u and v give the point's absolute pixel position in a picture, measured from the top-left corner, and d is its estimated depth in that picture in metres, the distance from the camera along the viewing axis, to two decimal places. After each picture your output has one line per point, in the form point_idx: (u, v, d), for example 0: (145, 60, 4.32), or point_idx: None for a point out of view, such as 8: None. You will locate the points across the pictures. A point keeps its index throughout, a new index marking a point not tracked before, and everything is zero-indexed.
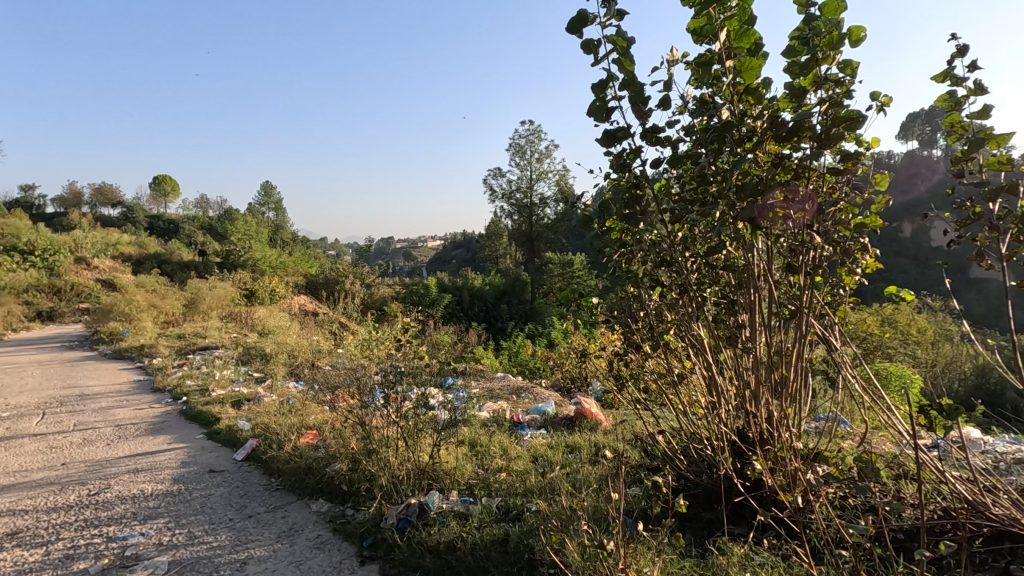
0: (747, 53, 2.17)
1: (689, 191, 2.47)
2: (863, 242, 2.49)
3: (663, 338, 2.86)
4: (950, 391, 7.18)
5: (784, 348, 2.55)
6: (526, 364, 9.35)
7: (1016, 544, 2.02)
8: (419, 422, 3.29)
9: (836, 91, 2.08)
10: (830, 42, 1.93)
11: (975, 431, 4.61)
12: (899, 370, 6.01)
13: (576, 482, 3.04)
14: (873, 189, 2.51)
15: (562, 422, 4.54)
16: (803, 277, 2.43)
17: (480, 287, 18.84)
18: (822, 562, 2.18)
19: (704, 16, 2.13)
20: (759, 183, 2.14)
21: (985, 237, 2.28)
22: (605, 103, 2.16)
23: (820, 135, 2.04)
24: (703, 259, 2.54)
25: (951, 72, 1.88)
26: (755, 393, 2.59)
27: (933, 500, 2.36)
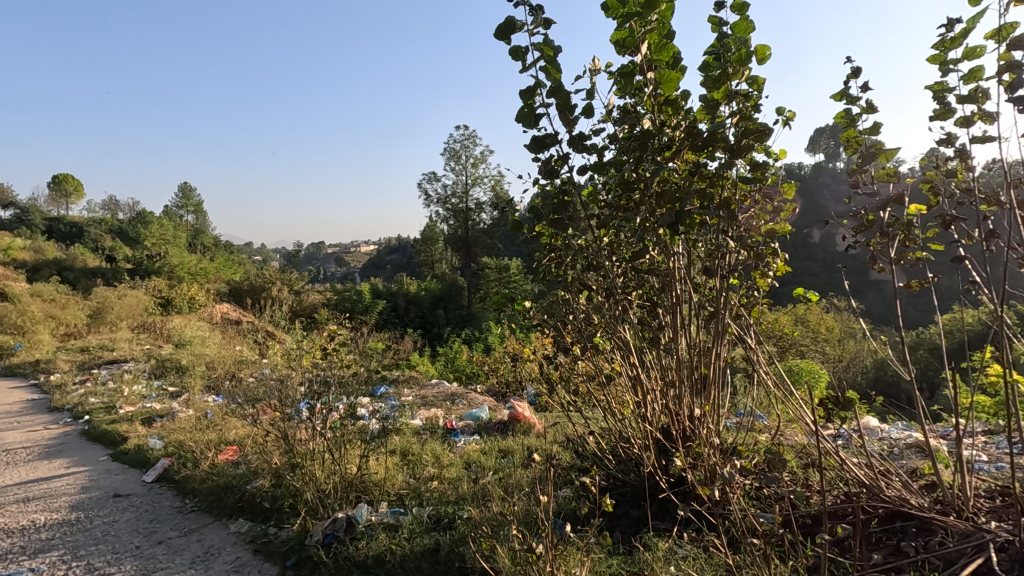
0: (666, 66, 2.27)
1: (615, 198, 2.54)
2: (774, 246, 2.66)
3: (592, 340, 2.92)
4: (853, 384, 7.80)
5: (704, 349, 2.67)
6: (462, 369, 9.30)
7: (907, 522, 2.20)
8: (347, 433, 3.18)
9: (746, 105, 2.22)
10: (739, 58, 2.07)
11: (874, 421, 5.02)
12: (809, 366, 6.48)
13: (508, 487, 3.04)
14: (782, 197, 2.69)
15: (495, 427, 4.54)
16: (720, 279, 2.55)
17: (416, 292, 18.56)
18: (738, 551, 2.29)
19: (626, 28, 2.20)
20: (678, 190, 2.24)
21: (878, 243, 2.50)
22: (532, 109, 2.19)
23: (732, 145, 2.17)
24: (629, 263, 2.61)
25: (845, 91, 2.06)
26: (677, 392, 2.69)
27: (836, 487, 2.54)
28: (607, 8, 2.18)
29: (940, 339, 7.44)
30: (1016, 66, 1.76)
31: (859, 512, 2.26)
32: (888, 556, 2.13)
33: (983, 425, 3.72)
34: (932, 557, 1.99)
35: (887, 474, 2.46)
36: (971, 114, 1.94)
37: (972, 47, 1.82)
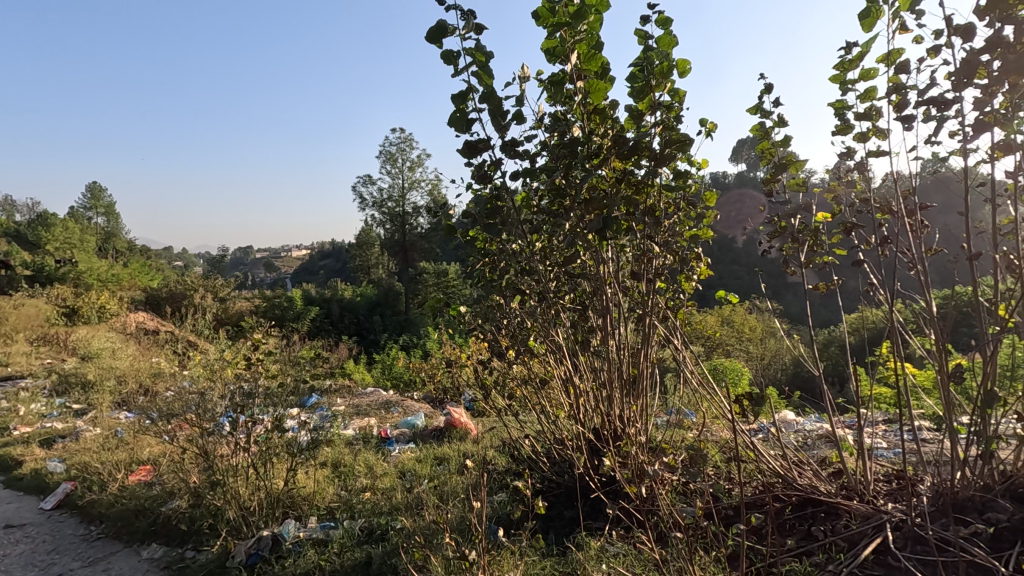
0: (595, 76, 2.33)
1: (547, 204, 2.58)
2: (698, 250, 2.78)
3: (526, 344, 2.94)
4: (773, 381, 8.31)
5: (634, 350, 2.76)
6: (399, 376, 9.13)
7: (817, 508, 2.36)
8: (273, 446, 3.03)
9: (669, 116, 2.33)
10: (662, 71, 2.16)
11: (790, 414, 5.36)
12: (732, 364, 6.83)
13: (443, 494, 3.01)
14: (705, 204, 2.82)
15: (431, 434, 4.48)
16: (647, 283, 2.65)
17: (351, 298, 18.05)
18: (665, 545, 2.38)
19: (556, 37, 2.25)
20: (606, 196, 2.31)
21: (790, 248, 2.68)
22: (465, 114, 2.19)
23: (657, 154, 2.26)
24: (561, 268, 2.66)
25: (759, 106, 2.20)
26: (609, 393, 2.76)
27: (754, 478, 2.69)
28: (537, 16, 2.21)
29: (847, 336, 8.06)
30: (902, 88, 1.94)
31: (775, 500, 2.40)
32: (800, 541, 2.28)
33: (882, 414, 4.05)
34: (838, 539, 2.15)
35: (800, 464, 2.63)
36: (867, 130, 2.12)
37: (867, 69, 1.98)
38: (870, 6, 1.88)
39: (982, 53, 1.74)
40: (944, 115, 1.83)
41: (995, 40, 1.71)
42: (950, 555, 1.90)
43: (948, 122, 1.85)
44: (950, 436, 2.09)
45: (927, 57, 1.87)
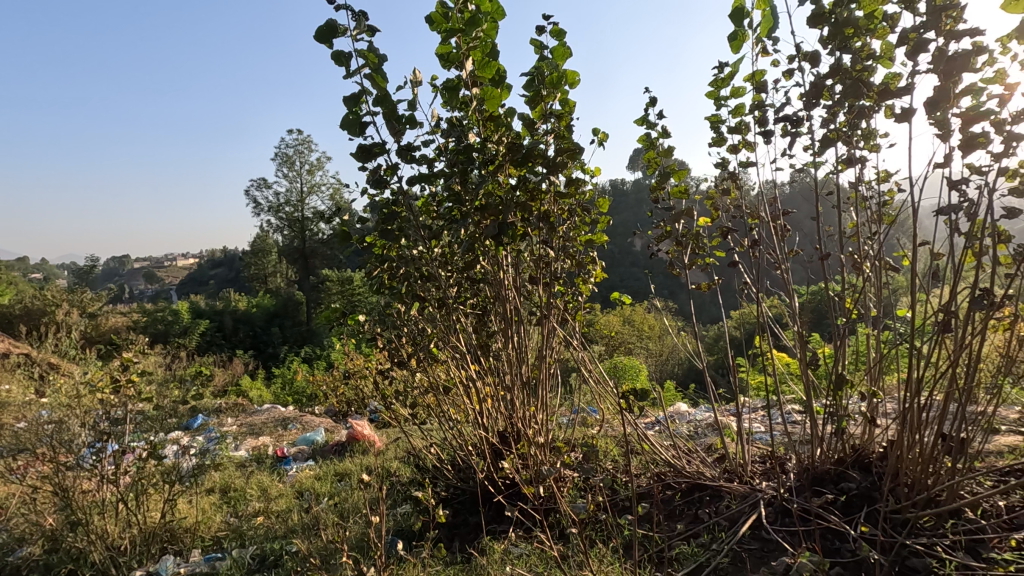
0: (490, 83, 2.35)
1: (446, 209, 2.56)
2: (592, 254, 2.89)
3: (428, 351, 2.90)
4: (669, 375, 8.83)
5: (535, 352, 2.82)
6: (300, 390, 8.64)
7: (702, 492, 2.54)
8: (148, 477, 2.75)
9: (561, 125, 2.41)
10: (553, 82, 2.23)
11: (683, 406, 5.74)
12: (632, 361, 7.19)
13: (343, 511, 2.89)
14: (598, 210, 2.95)
15: (332, 449, 4.29)
16: (544, 287, 2.72)
17: (246, 309, 16.86)
18: (566, 541, 2.45)
19: (450, 43, 2.25)
20: (501, 202, 2.34)
21: (674, 251, 2.86)
22: (358, 117, 2.12)
23: (550, 161, 2.32)
24: (461, 273, 2.65)
25: (646, 118, 2.39)
26: (511, 396, 2.80)
27: (648, 469, 2.84)
28: (431, 21, 2.20)
29: (732, 332, 8.77)
30: (763, 105, 2.15)
31: (665, 488, 2.56)
32: (688, 524, 2.44)
33: (759, 401, 4.46)
34: (720, 519, 2.32)
35: (689, 452, 2.82)
36: (737, 143, 2.33)
37: (735, 87, 2.18)
38: (736, 30, 2.06)
39: (826, 77, 1.97)
40: (797, 131, 2.05)
41: (835, 67, 1.95)
42: (811, 524, 2.12)
43: (800, 138, 2.07)
44: (810, 417, 2.34)
45: (783, 78, 2.09)
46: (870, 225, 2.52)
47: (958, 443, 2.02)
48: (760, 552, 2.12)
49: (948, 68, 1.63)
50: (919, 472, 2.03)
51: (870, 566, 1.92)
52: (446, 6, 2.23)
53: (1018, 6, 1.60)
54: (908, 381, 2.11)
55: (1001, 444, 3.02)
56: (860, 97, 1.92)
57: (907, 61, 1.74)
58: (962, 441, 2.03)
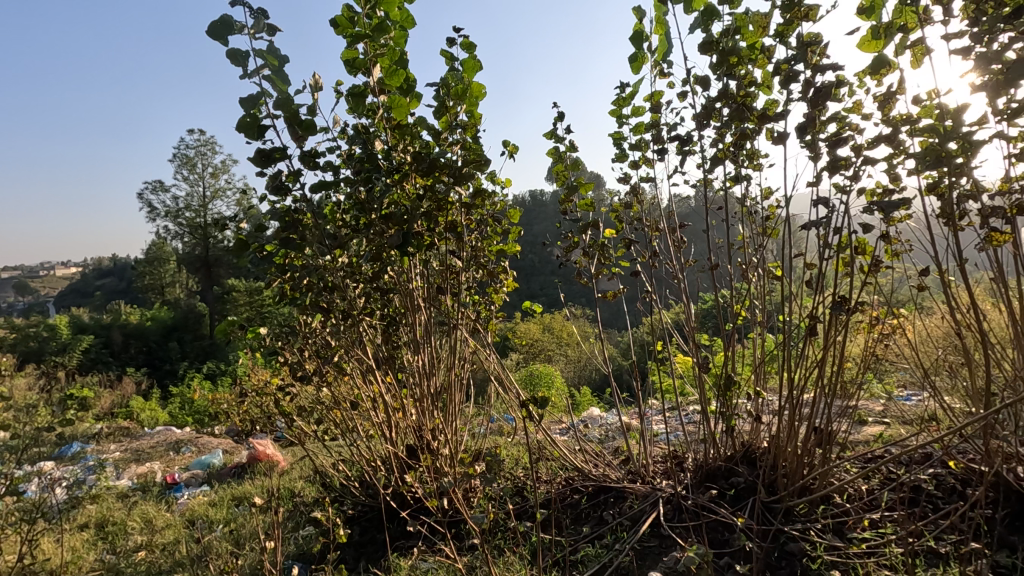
0: (398, 91, 2.31)
1: (351, 218, 2.49)
2: (503, 264, 2.93)
3: (332, 364, 2.79)
4: (585, 381, 9.08)
5: (445, 363, 2.80)
6: (199, 410, 8.01)
7: (606, 494, 2.63)
8: (5, 516, 2.42)
9: (469, 137, 2.42)
10: (459, 93, 2.24)
11: (597, 411, 5.92)
12: (549, 367, 7.32)
13: (239, 539, 2.71)
14: (510, 221, 2.99)
15: (230, 472, 4.02)
16: (453, 298, 2.71)
17: (138, 323, 15.44)
18: (474, 553, 2.44)
19: (357, 49, 2.19)
20: (406, 211, 2.30)
21: (582, 260, 2.96)
22: (257, 120, 2.01)
23: (456, 173, 2.32)
24: (368, 284, 2.58)
25: (554, 132, 2.47)
26: (421, 409, 2.76)
27: (558, 475, 2.91)
28: (337, 25, 2.13)
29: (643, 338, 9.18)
30: (660, 124, 2.28)
31: (572, 493, 2.60)
32: (593, 526, 2.50)
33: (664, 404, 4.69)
34: (623, 519, 2.40)
35: (596, 455, 2.91)
36: (638, 159, 2.45)
37: (636, 106, 2.30)
38: (636, 52, 2.18)
39: (716, 101, 2.12)
40: (689, 149, 2.19)
41: (723, 91, 2.10)
42: (703, 519, 2.26)
43: (692, 156, 2.21)
44: (704, 418, 2.49)
45: (678, 100, 2.22)
46: (755, 238, 2.73)
47: (827, 434, 2.24)
48: (657, 549, 2.22)
49: (815, 98, 1.81)
50: (796, 463, 2.22)
51: (752, 554, 2.07)
52: (353, 10, 2.17)
53: (871, 45, 1.81)
54: (787, 381, 2.30)
55: (866, 434, 3.38)
56: (743, 120, 2.08)
57: (782, 90, 1.91)
58: (831, 433, 2.25)
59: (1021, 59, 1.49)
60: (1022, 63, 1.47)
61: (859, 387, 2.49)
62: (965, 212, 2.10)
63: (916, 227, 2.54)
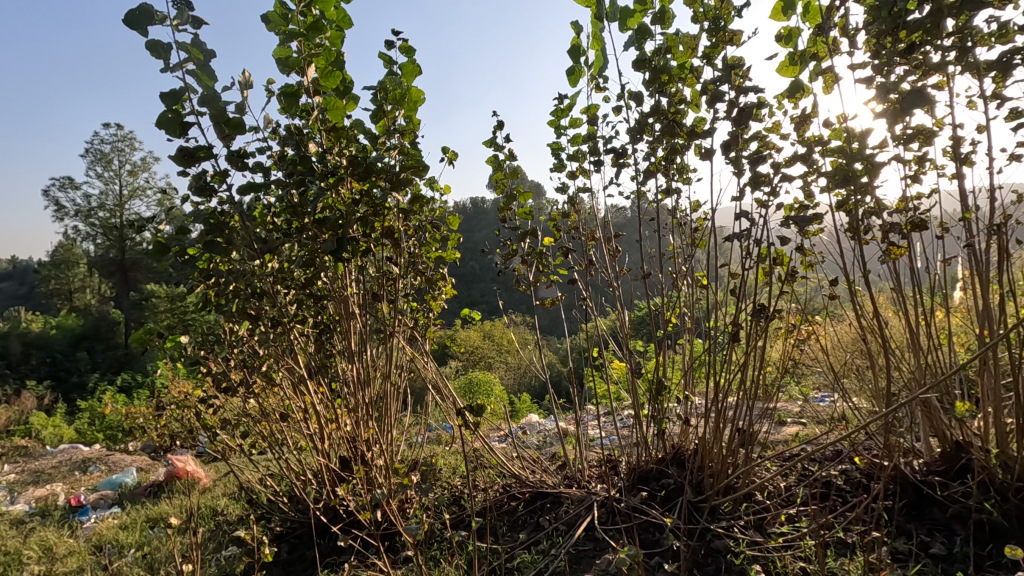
0: (334, 93, 2.25)
1: (283, 221, 2.39)
2: (442, 271, 2.90)
3: (260, 374, 2.66)
4: (524, 388, 9.14)
5: (381, 372, 2.74)
6: (110, 426, 7.42)
7: (542, 500, 2.65)
8: None
9: (407, 142, 2.39)
10: (397, 98, 2.21)
11: (535, 417, 5.97)
12: (488, 375, 7.32)
13: (152, 564, 2.52)
14: (448, 228, 2.97)
15: (145, 491, 3.75)
16: (389, 305, 2.66)
17: (40, 332, 14.12)
18: (409, 565, 2.39)
19: (290, 47, 2.12)
20: (341, 216, 2.24)
21: (520, 268, 2.99)
22: (179, 116, 1.89)
23: (393, 178, 2.28)
24: (300, 290, 2.49)
25: (494, 140, 2.48)
26: (355, 419, 2.68)
27: (495, 482, 2.90)
28: (269, 22, 2.05)
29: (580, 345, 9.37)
30: (596, 137, 2.34)
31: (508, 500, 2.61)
32: (530, 532, 2.52)
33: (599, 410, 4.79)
34: (559, 524, 2.43)
35: (533, 462, 2.92)
36: (576, 169, 2.50)
37: (573, 118, 2.35)
38: (573, 65, 2.24)
39: (648, 116, 2.21)
40: (623, 161, 2.27)
41: (655, 107, 2.19)
42: (635, 520, 2.33)
43: (627, 168, 2.29)
44: (637, 422, 2.56)
45: (613, 114, 2.30)
46: (684, 248, 2.85)
47: (750, 435, 2.36)
48: (592, 551, 2.27)
49: (739, 117, 1.93)
50: (721, 463, 2.33)
51: (680, 552, 2.15)
52: (287, 7, 2.09)
53: (789, 70, 1.94)
54: (713, 385, 2.41)
55: (784, 433, 3.60)
56: (674, 136, 2.18)
57: (709, 108, 2.01)
58: (753, 433, 2.37)
59: (916, 89, 1.64)
60: (915, 94, 1.62)
61: (778, 390, 2.64)
62: (868, 227, 2.29)
63: (827, 241, 2.74)
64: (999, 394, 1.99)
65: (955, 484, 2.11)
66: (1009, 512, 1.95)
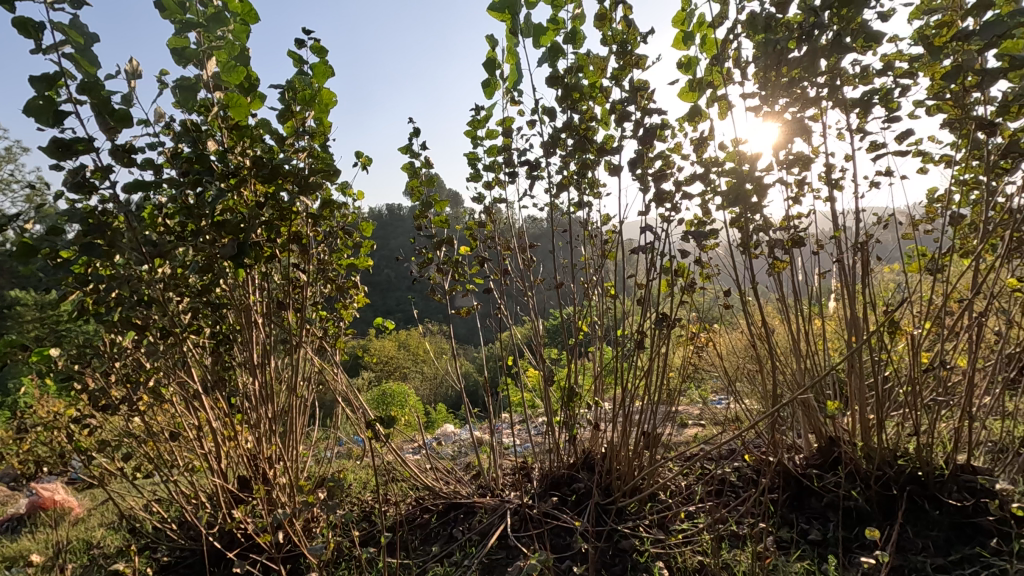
0: (236, 89, 2.12)
1: (176, 224, 2.20)
2: (353, 279, 2.81)
3: (146, 391, 2.42)
4: (439, 398, 9.02)
5: (285, 385, 2.59)
6: None
7: (456, 511, 2.63)
8: None
9: (318, 145, 2.30)
10: (306, 98, 2.12)
11: (450, 428, 5.92)
12: (401, 386, 7.16)
13: None
14: (361, 235, 2.89)
15: (1, 527, 3.28)
16: (296, 313, 2.53)
17: None
18: None
19: (187, 38, 1.97)
20: (243, 219, 2.11)
21: (435, 277, 2.96)
22: (53, 104, 1.69)
23: (302, 181, 2.18)
24: (195, 298, 2.30)
25: (409, 147, 2.45)
26: (256, 435, 2.51)
27: (408, 496, 2.83)
28: (163, 9, 1.90)
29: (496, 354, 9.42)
30: (511, 148, 2.38)
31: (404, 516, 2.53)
32: (443, 544, 2.48)
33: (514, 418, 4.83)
34: (472, 534, 2.42)
35: (447, 472, 2.89)
36: (492, 179, 2.53)
37: (490, 129, 2.38)
38: (489, 77, 2.26)
39: (561, 131, 2.28)
40: (537, 173, 2.32)
41: (567, 123, 2.27)
42: (546, 526, 2.37)
43: (541, 180, 2.35)
44: (550, 429, 2.61)
45: (528, 127, 2.35)
46: (595, 259, 2.96)
47: (654, 438, 2.48)
48: (505, 559, 2.28)
49: (645, 136, 2.04)
50: (628, 465, 2.43)
51: (589, 554, 2.21)
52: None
53: (689, 96, 2.09)
54: (621, 391, 2.51)
55: (686, 435, 3.82)
56: (585, 151, 2.27)
57: (618, 127, 2.11)
58: (657, 436, 2.50)
59: (795, 120, 1.83)
60: (797, 123, 1.80)
61: (680, 394, 2.81)
62: (758, 243, 2.50)
63: (723, 254, 2.96)
64: (864, 393, 2.23)
65: (829, 476, 2.34)
66: (872, 498, 2.19)
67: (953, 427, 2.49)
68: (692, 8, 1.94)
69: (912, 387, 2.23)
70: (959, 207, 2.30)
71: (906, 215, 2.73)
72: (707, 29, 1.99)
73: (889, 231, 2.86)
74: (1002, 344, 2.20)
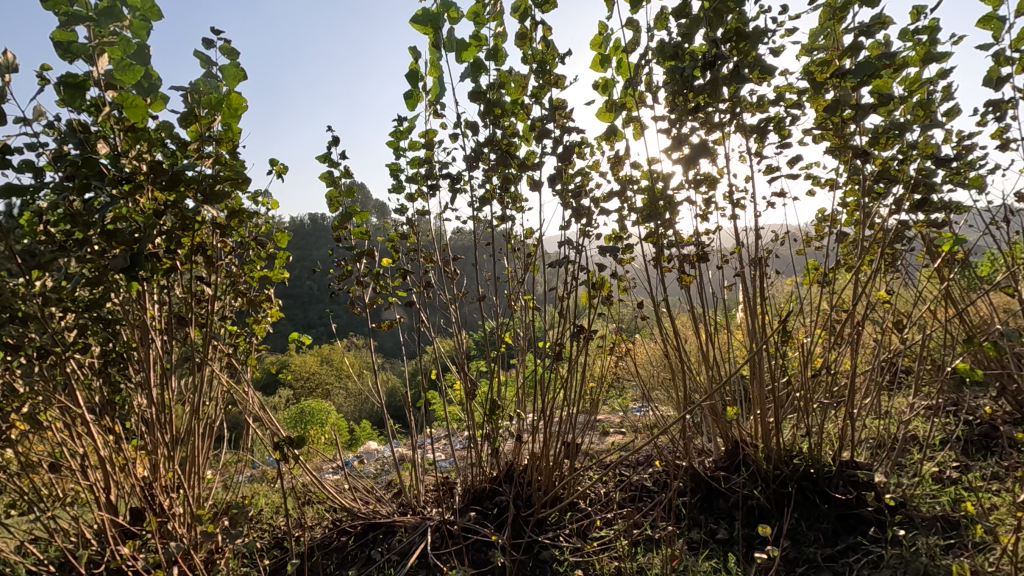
0: (133, 89, 1.97)
1: (59, 232, 2.00)
2: (266, 292, 2.67)
3: (22, 417, 2.17)
4: (362, 414, 8.72)
5: (187, 406, 2.41)
6: None
7: (373, 531, 2.54)
8: None
9: (226, 151, 2.18)
10: (213, 101, 2.00)
11: (373, 445, 5.73)
12: (322, 402, 6.88)
13: None
14: (275, 245, 2.76)
15: None
16: (200, 329, 2.37)
17: None
18: None
19: (76, 32, 1.82)
20: (139, 228, 1.96)
21: (356, 290, 2.87)
22: None
23: (206, 190, 2.04)
24: (82, 314, 2.10)
25: (326, 155, 2.38)
26: (152, 462, 2.31)
27: (324, 519, 2.71)
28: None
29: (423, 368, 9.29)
30: (434, 160, 2.37)
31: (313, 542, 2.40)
32: (360, 567, 2.39)
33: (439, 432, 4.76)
34: (391, 555, 2.35)
35: (366, 492, 2.80)
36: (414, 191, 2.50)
37: (412, 141, 2.36)
38: (411, 89, 2.25)
39: (483, 145, 2.30)
40: (460, 187, 2.33)
41: (489, 138, 2.30)
42: (467, 540, 2.34)
43: (463, 194, 2.35)
44: (473, 443, 2.60)
45: (450, 139, 2.35)
46: (518, 271, 2.99)
47: (574, 447, 2.53)
48: None
49: (563, 153, 2.10)
50: (548, 476, 2.46)
51: (511, 567, 2.21)
52: None
53: (606, 116, 2.18)
54: (543, 402, 2.54)
55: (607, 443, 3.92)
56: (506, 165, 2.30)
57: (538, 143, 2.16)
58: (577, 446, 2.55)
59: (700, 143, 1.95)
60: (701, 146, 1.92)
61: (600, 403, 2.88)
62: (670, 257, 2.63)
63: (639, 268, 3.09)
64: (764, 398, 2.40)
65: (735, 477, 2.48)
66: (771, 496, 2.35)
67: (840, 427, 2.73)
68: (608, 33, 2.04)
69: (806, 391, 2.42)
70: (842, 226, 2.54)
71: (800, 233, 2.99)
72: (622, 54, 2.09)
73: (786, 247, 3.11)
74: (879, 350, 2.44)
